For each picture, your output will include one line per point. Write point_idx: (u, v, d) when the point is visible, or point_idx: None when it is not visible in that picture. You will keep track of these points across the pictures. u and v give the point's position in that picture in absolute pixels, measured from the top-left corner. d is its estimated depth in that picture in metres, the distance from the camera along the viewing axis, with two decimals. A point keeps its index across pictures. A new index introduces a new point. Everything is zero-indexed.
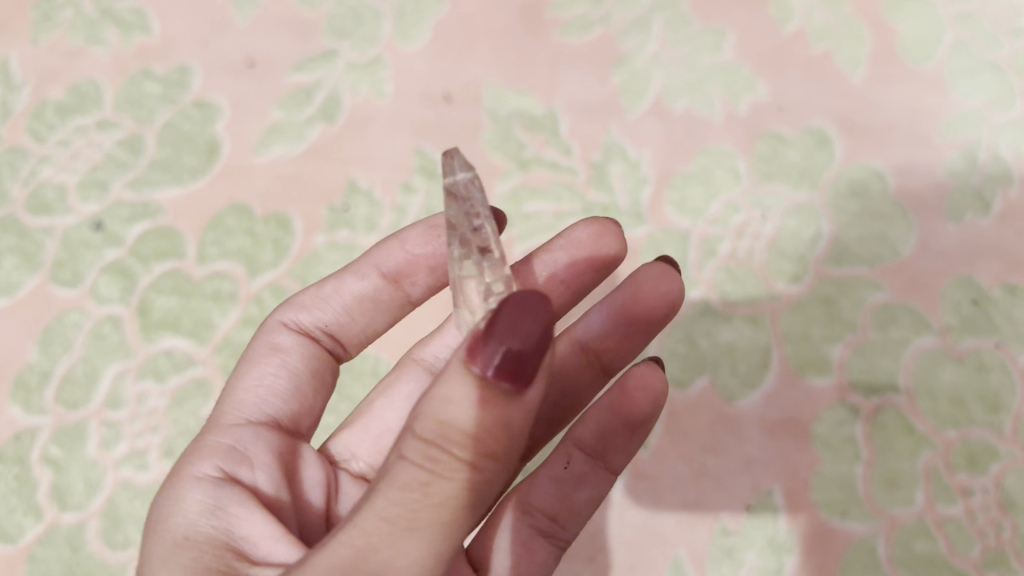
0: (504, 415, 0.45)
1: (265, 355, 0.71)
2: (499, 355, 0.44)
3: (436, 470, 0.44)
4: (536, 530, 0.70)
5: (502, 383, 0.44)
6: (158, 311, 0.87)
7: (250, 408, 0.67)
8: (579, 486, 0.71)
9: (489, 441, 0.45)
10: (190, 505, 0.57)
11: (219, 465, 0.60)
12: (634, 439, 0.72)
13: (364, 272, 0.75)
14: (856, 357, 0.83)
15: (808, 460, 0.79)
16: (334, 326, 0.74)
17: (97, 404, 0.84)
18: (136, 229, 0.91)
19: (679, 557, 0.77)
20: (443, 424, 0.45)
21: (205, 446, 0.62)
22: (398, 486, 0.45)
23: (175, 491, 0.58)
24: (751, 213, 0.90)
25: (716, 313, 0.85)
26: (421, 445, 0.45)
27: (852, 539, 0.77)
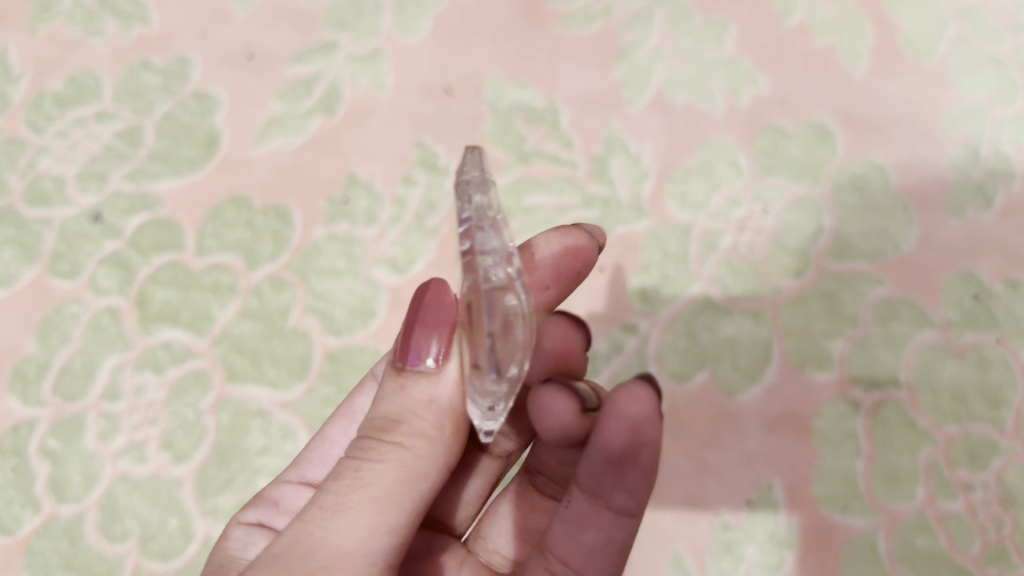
0: (427, 394, 0.50)
1: (339, 417, 0.71)
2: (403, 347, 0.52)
3: (367, 454, 0.49)
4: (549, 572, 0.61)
5: (420, 362, 0.50)
6: (157, 303, 0.87)
7: (308, 468, 0.70)
8: (582, 528, 0.59)
9: (412, 420, 0.50)
10: (231, 542, 0.66)
11: (257, 515, 0.68)
12: (623, 474, 0.56)
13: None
14: (857, 352, 0.83)
15: (808, 456, 0.79)
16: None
17: (95, 396, 0.84)
18: (135, 221, 0.91)
19: (680, 552, 0.77)
20: (375, 419, 0.51)
21: (260, 498, 0.69)
22: (336, 477, 0.50)
23: (224, 532, 0.68)
24: (753, 208, 0.89)
25: (717, 307, 0.85)
26: (357, 442, 0.51)
27: (853, 535, 0.77)
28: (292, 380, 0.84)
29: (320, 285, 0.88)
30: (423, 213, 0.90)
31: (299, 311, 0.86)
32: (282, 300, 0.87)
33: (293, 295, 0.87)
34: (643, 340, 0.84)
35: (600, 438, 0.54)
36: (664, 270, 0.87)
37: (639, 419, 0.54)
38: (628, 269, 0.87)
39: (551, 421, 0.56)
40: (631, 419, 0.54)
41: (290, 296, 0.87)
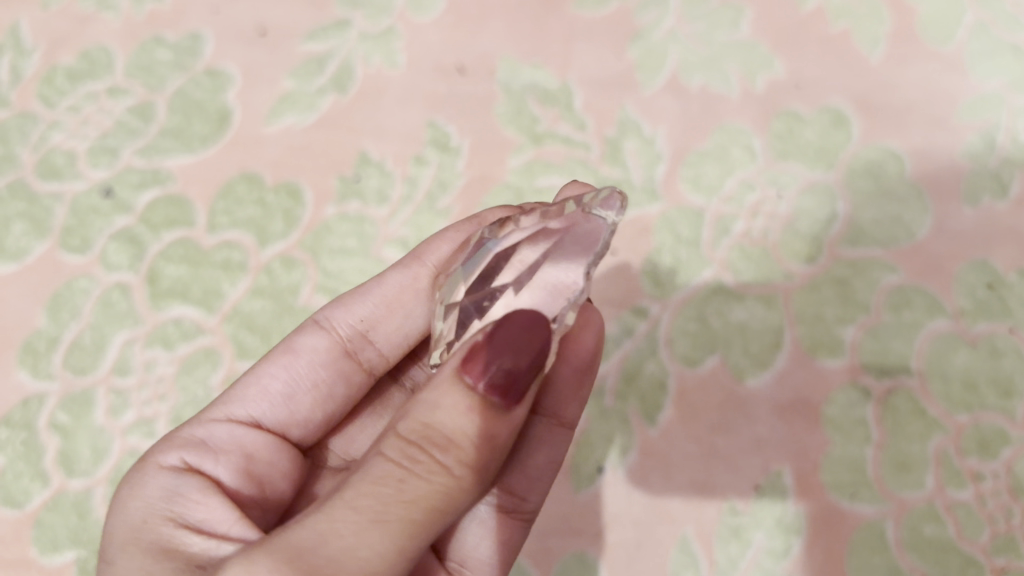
0: (492, 426, 0.49)
1: (278, 354, 0.67)
2: (493, 373, 0.48)
3: (413, 468, 0.48)
4: (497, 507, 0.68)
5: (492, 393, 0.48)
6: (167, 279, 0.87)
7: (239, 406, 0.64)
8: (534, 451, 0.68)
9: (465, 450, 0.48)
10: (153, 487, 0.55)
11: (183, 458, 0.58)
12: (582, 386, 0.67)
13: (405, 266, 0.68)
14: (869, 339, 0.82)
15: (818, 442, 0.79)
16: (366, 325, 0.68)
17: (104, 371, 0.84)
18: (145, 197, 0.91)
19: (687, 536, 0.75)
20: (427, 427, 0.49)
21: (178, 436, 0.60)
22: (375, 478, 0.48)
23: (140, 475, 0.57)
24: (766, 192, 0.89)
25: (729, 292, 0.84)
26: (401, 444, 0.49)
27: (862, 522, 0.76)
28: None
29: (331, 264, 0.87)
30: (435, 192, 0.90)
31: (310, 289, 0.86)
32: (292, 279, 0.87)
33: (303, 273, 0.87)
34: (654, 324, 0.83)
35: (572, 346, 0.64)
36: (676, 254, 0.86)
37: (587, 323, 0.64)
38: (639, 252, 0.86)
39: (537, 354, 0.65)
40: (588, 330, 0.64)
41: (300, 275, 0.87)
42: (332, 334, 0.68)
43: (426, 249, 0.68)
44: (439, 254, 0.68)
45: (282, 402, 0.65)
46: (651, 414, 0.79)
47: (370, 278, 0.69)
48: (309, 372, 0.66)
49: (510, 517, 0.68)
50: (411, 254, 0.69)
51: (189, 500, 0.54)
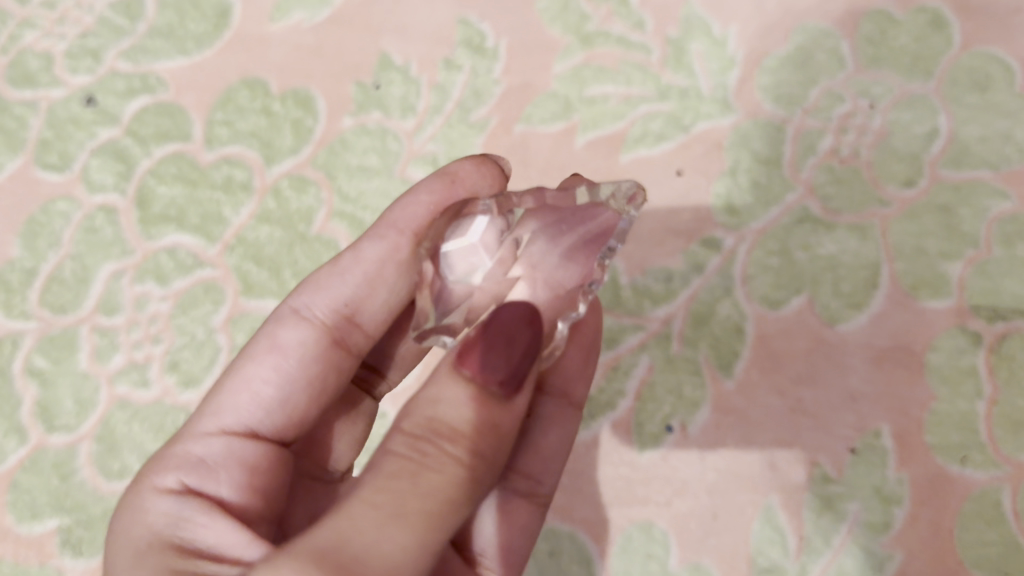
0: (498, 415, 0.41)
1: (260, 352, 0.51)
2: (488, 364, 0.40)
3: (426, 459, 0.39)
4: (513, 494, 0.55)
5: (491, 383, 0.40)
6: (158, 202, 0.75)
7: (230, 415, 0.49)
8: (546, 430, 0.55)
9: (475, 437, 0.40)
10: (153, 514, 0.44)
11: (183, 478, 0.45)
12: (590, 363, 0.56)
13: (382, 234, 0.54)
14: (977, 277, 0.70)
15: (921, 397, 0.67)
16: (350, 306, 0.53)
17: (89, 308, 0.72)
18: (133, 106, 0.78)
19: (771, 507, 0.65)
20: (431, 419, 0.40)
21: (169, 457, 0.47)
22: (380, 476, 0.38)
23: (134, 501, 0.45)
24: (857, 104, 0.75)
25: (817, 221, 0.72)
26: (406, 438, 0.40)
27: (973, 490, 0.64)
28: None
29: (348, 186, 0.75)
30: (468, 102, 0.76)
31: (326, 215, 0.74)
32: (304, 203, 0.74)
33: (317, 196, 0.74)
34: (729, 258, 0.70)
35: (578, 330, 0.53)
36: (754, 175, 0.73)
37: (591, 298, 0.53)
38: (710, 173, 0.73)
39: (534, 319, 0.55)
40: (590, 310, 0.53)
41: (314, 198, 0.74)
42: (316, 324, 0.52)
43: (402, 213, 0.54)
44: (422, 223, 0.54)
45: (279, 406, 0.50)
46: (727, 363, 0.68)
47: (342, 252, 0.54)
48: (301, 368, 0.51)
49: (527, 505, 0.55)
50: (382, 220, 0.54)
51: (197, 527, 0.43)
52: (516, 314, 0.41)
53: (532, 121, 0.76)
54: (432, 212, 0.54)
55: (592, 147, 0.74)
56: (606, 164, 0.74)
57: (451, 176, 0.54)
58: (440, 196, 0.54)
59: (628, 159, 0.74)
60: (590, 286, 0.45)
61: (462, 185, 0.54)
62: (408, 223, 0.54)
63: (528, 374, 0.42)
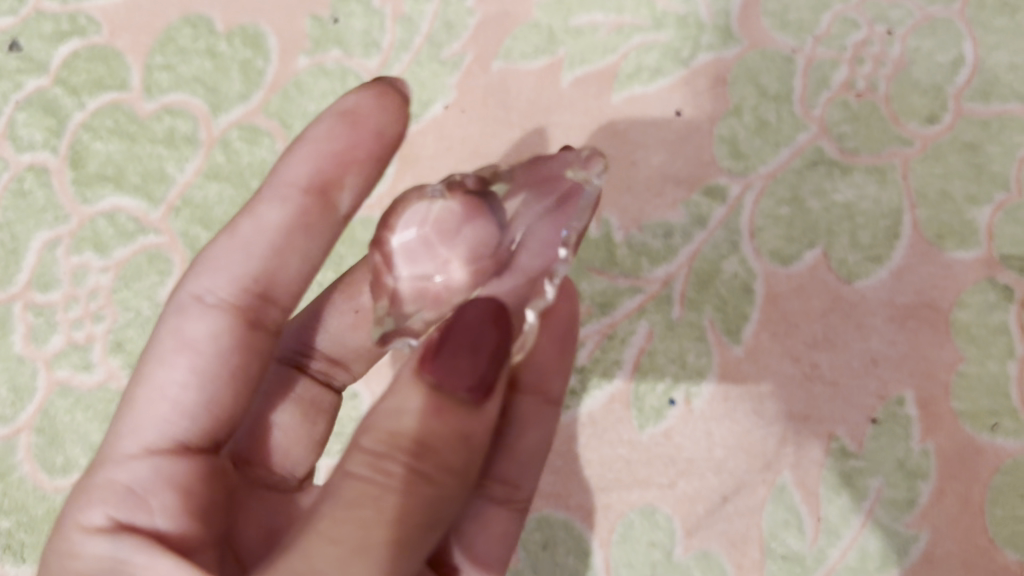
0: (469, 424, 0.33)
1: (166, 352, 0.41)
2: (453, 370, 0.33)
3: (389, 480, 0.32)
4: (490, 503, 0.48)
5: (459, 389, 0.33)
6: (94, 160, 0.67)
7: (148, 429, 0.40)
8: (521, 430, 0.48)
9: (444, 450, 0.32)
10: (86, 564, 0.36)
11: (110, 512, 0.38)
12: (568, 353, 0.48)
13: (283, 195, 0.44)
14: (1008, 224, 0.62)
15: (946, 359, 0.60)
16: (260, 282, 0.43)
17: (23, 283, 0.65)
18: (63, 50, 0.68)
19: (785, 487, 0.59)
20: (394, 433, 0.32)
21: (91, 488, 0.39)
22: (338, 508, 0.32)
23: (60, 549, 0.37)
24: (873, 31, 0.66)
25: (831, 163, 0.64)
26: (368, 456, 0.33)
27: (1004, 461, 0.58)
28: None
29: None
30: (438, 37, 0.67)
31: None
32: (256, 156, 0.66)
33: (271, 148, 0.66)
34: (734, 208, 0.63)
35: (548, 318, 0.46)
36: (761, 114, 0.65)
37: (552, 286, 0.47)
38: (712, 112, 0.65)
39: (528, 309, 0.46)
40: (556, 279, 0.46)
41: (267, 150, 0.66)
42: (224, 309, 0.42)
43: (295, 168, 0.44)
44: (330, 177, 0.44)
45: (203, 409, 0.41)
46: (734, 327, 0.62)
47: (236, 218, 0.44)
48: (219, 363, 0.41)
49: (505, 513, 0.48)
50: (277, 177, 0.44)
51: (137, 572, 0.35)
52: (479, 317, 0.34)
53: (512, 56, 0.67)
54: (342, 160, 0.44)
55: (580, 86, 0.66)
56: (595, 106, 0.66)
57: (348, 116, 0.44)
58: (343, 142, 0.44)
59: (620, 98, 0.66)
60: (556, 268, 0.38)
61: (361, 127, 0.44)
62: (308, 177, 0.44)
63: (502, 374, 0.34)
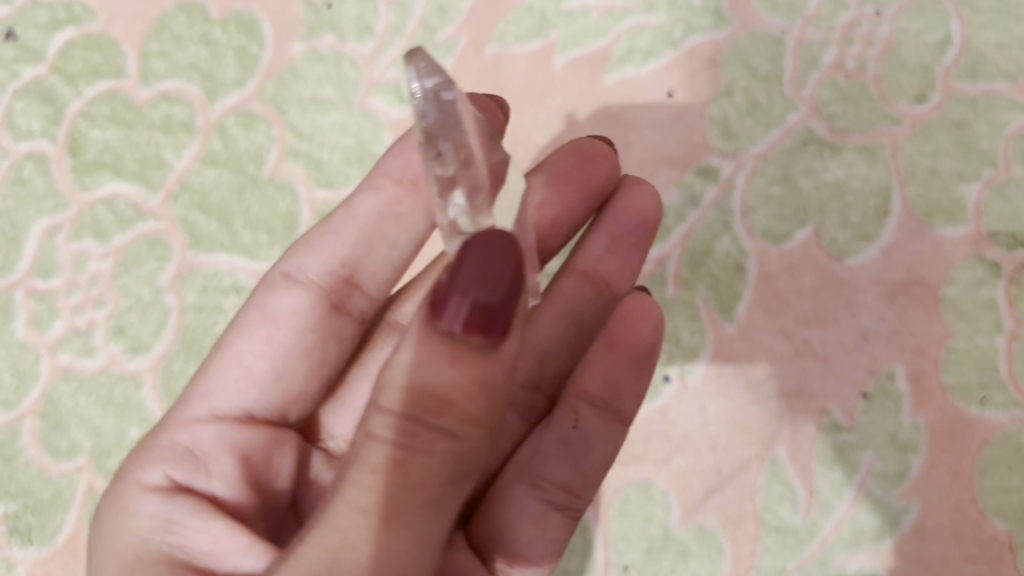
0: (486, 371, 0.33)
1: (250, 323, 0.50)
2: (469, 314, 0.32)
3: (411, 443, 0.33)
4: (546, 507, 0.50)
5: (474, 336, 0.32)
6: (92, 147, 0.67)
7: (220, 398, 0.48)
8: (591, 443, 0.50)
9: (465, 402, 0.33)
10: (139, 520, 0.42)
11: (169, 473, 0.44)
12: (642, 378, 0.51)
13: (378, 186, 0.50)
14: (996, 201, 0.63)
15: (936, 334, 0.61)
16: (347, 268, 0.51)
17: (23, 270, 0.66)
18: (59, 39, 0.69)
19: (778, 461, 0.61)
20: (411, 392, 0.33)
21: (155, 449, 0.45)
22: (365, 473, 0.33)
23: (119, 501, 0.43)
24: (862, 11, 0.66)
25: (821, 143, 0.65)
26: (388, 420, 0.33)
27: (994, 433, 0.59)
28: (273, 245, 0.65)
29: (302, 121, 0.67)
30: (432, 22, 0.68)
31: (278, 154, 0.66)
32: (253, 142, 0.67)
33: (267, 134, 0.67)
34: (726, 188, 0.64)
35: (624, 336, 0.50)
36: (752, 95, 0.66)
37: (560, 221, 0.54)
38: (703, 94, 0.66)
39: (618, 330, 0.50)
40: (542, 210, 0.53)
41: (263, 136, 0.67)
42: (310, 289, 0.50)
43: (397, 163, 0.51)
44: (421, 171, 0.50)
45: (274, 379, 0.49)
46: (727, 305, 0.63)
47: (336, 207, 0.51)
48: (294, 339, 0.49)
49: (563, 519, 0.50)
50: (376, 171, 0.51)
51: (189, 532, 0.41)
52: (486, 259, 0.32)
53: (505, 39, 0.67)
54: None
55: (573, 68, 0.67)
56: (588, 88, 0.67)
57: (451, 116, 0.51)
58: None
59: (613, 80, 0.67)
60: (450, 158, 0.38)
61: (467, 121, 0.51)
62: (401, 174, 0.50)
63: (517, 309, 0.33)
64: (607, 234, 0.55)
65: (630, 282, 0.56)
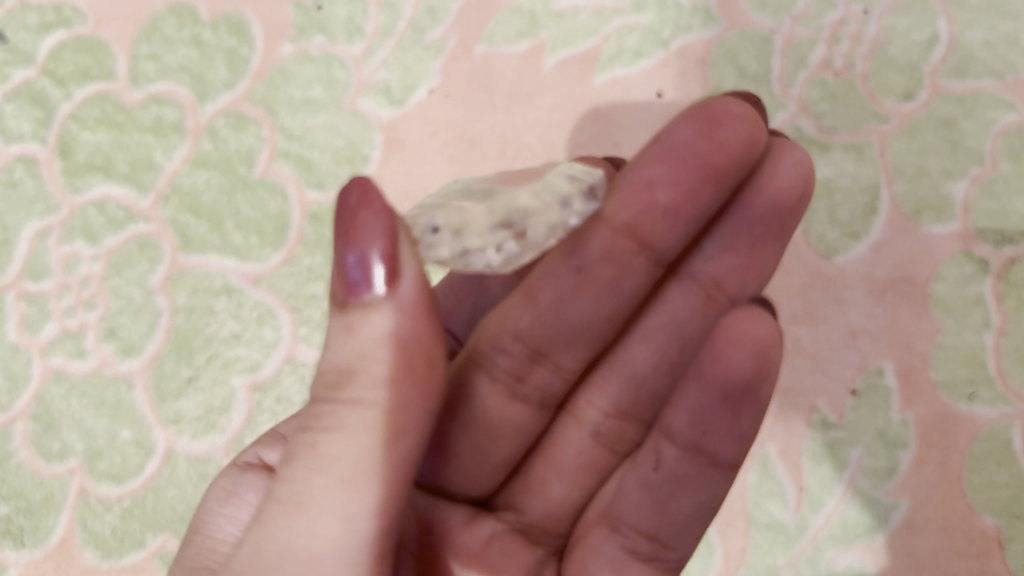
0: (378, 330, 0.34)
1: None
2: (352, 275, 0.34)
3: (323, 420, 0.35)
4: (628, 555, 0.44)
5: (357, 294, 0.34)
6: (82, 149, 0.67)
7: None
8: (675, 491, 0.44)
9: (364, 367, 0.34)
10: (225, 497, 0.44)
11: (263, 455, 0.45)
12: (740, 415, 0.42)
13: None
14: (983, 198, 0.63)
15: (925, 330, 0.62)
16: None
17: (14, 273, 0.66)
18: (49, 42, 0.69)
19: (768, 457, 0.61)
20: (326, 373, 0.36)
21: (269, 435, 0.47)
22: (292, 458, 0.35)
23: (225, 477, 0.46)
24: (850, 9, 0.67)
25: (810, 141, 0.65)
26: (312, 407, 0.36)
27: (983, 429, 0.60)
28: (264, 246, 0.65)
29: (293, 122, 0.67)
30: (422, 23, 0.68)
31: (269, 156, 0.67)
32: (243, 143, 0.67)
33: (258, 135, 0.67)
34: None
35: (718, 365, 0.41)
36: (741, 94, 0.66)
37: (676, 209, 0.44)
38: (693, 93, 0.66)
39: (717, 367, 0.41)
40: (652, 192, 0.44)
41: (254, 137, 0.67)
42: None
43: None
44: None
45: None
46: None
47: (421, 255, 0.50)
48: None
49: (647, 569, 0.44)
50: None
51: None
52: (370, 219, 0.34)
53: (495, 40, 0.68)
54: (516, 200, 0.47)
55: (564, 68, 0.67)
56: (578, 88, 0.67)
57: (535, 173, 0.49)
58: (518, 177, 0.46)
59: (603, 80, 0.67)
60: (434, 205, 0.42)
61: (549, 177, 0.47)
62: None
63: (406, 258, 0.34)
64: (735, 225, 0.47)
65: (752, 285, 0.48)
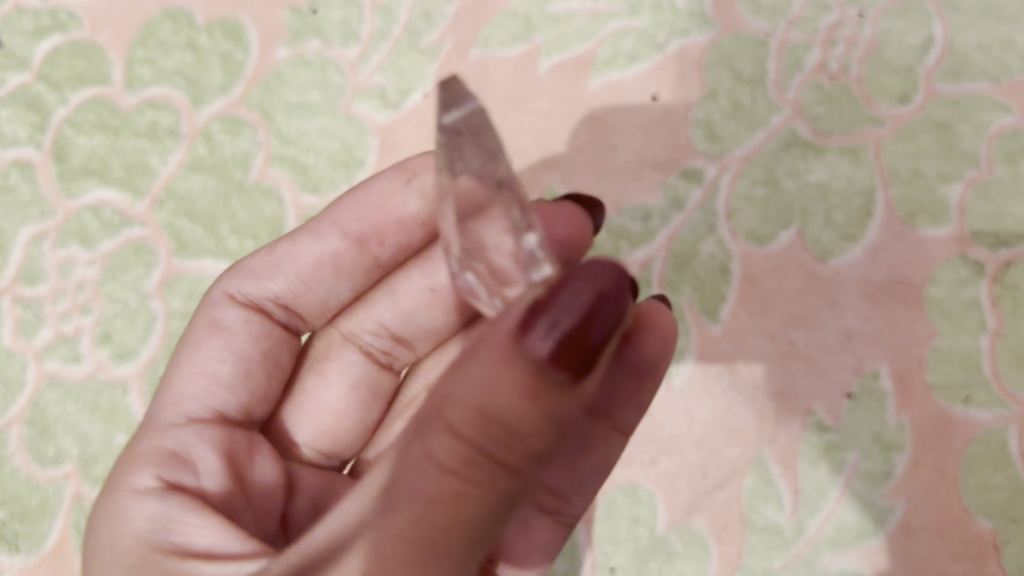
0: (559, 410, 0.29)
1: (205, 335, 0.49)
2: (552, 342, 0.28)
3: (471, 474, 0.29)
4: (535, 510, 0.49)
5: (558, 371, 0.28)
6: (77, 153, 0.67)
7: (186, 399, 0.46)
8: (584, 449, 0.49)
9: (536, 439, 0.29)
10: (136, 520, 0.39)
11: (159, 473, 0.41)
12: (643, 389, 0.48)
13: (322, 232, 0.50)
14: (979, 200, 0.63)
15: (921, 333, 0.62)
16: (285, 298, 0.51)
17: (10, 277, 0.66)
18: (44, 46, 0.69)
19: (764, 460, 0.61)
20: (480, 418, 0.29)
21: (140, 454, 0.42)
22: (417, 500, 0.29)
23: (113, 509, 0.40)
24: (845, 13, 0.67)
25: (805, 145, 0.65)
26: (450, 443, 0.29)
27: (978, 431, 0.60)
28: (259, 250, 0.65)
29: (287, 126, 0.67)
30: (417, 27, 0.68)
31: (264, 160, 0.67)
32: (238, 147, 0.67)
33: (253, 140, 0.67)
34: (710, 191, 0.65)
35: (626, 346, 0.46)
36: (736, 97, 0.66)
37: None
38: (688, 96, 0.66)
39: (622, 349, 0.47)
40: None
41: (249, 141, 0.67)
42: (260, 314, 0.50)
43: (349, 216, 0.50)
44: (367, 230, 0.50)
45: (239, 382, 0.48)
46: (712, 307, 0.64)
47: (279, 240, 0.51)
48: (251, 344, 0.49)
49: (551, 522, 0.49)
50: (324, 215, 0.50)
51: (199, 529, 0.38)
52: (577, 298, 0.29)
53: (490, 44, 0.68)
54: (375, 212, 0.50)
55: (559, 71, 0.67)
56: (574, 93, 0.67)
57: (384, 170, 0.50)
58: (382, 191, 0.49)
59: (597, 84, 0.67)
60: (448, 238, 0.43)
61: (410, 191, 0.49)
62: (356, 228, 0.50)
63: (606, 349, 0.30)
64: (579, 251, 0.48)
65: None
